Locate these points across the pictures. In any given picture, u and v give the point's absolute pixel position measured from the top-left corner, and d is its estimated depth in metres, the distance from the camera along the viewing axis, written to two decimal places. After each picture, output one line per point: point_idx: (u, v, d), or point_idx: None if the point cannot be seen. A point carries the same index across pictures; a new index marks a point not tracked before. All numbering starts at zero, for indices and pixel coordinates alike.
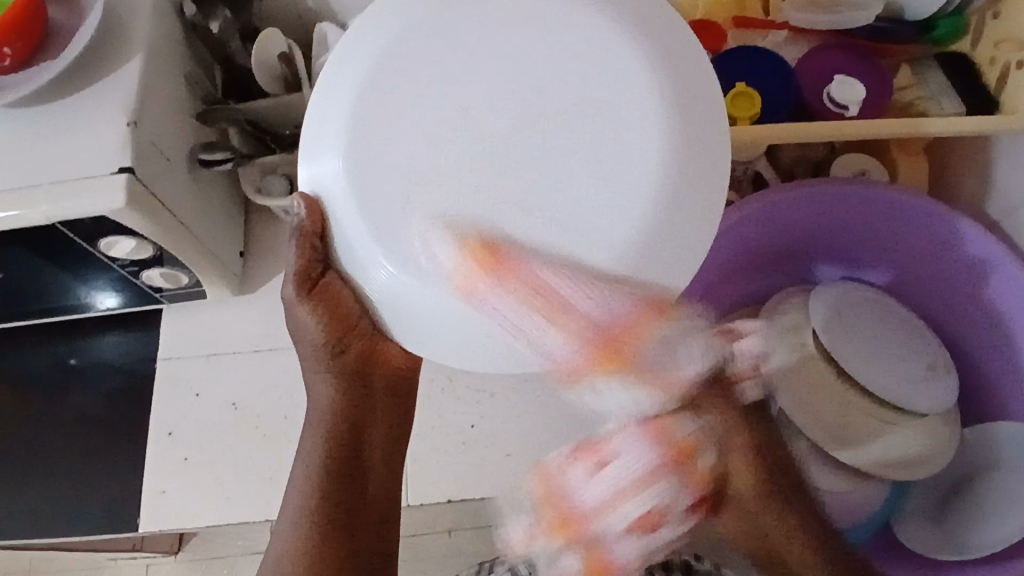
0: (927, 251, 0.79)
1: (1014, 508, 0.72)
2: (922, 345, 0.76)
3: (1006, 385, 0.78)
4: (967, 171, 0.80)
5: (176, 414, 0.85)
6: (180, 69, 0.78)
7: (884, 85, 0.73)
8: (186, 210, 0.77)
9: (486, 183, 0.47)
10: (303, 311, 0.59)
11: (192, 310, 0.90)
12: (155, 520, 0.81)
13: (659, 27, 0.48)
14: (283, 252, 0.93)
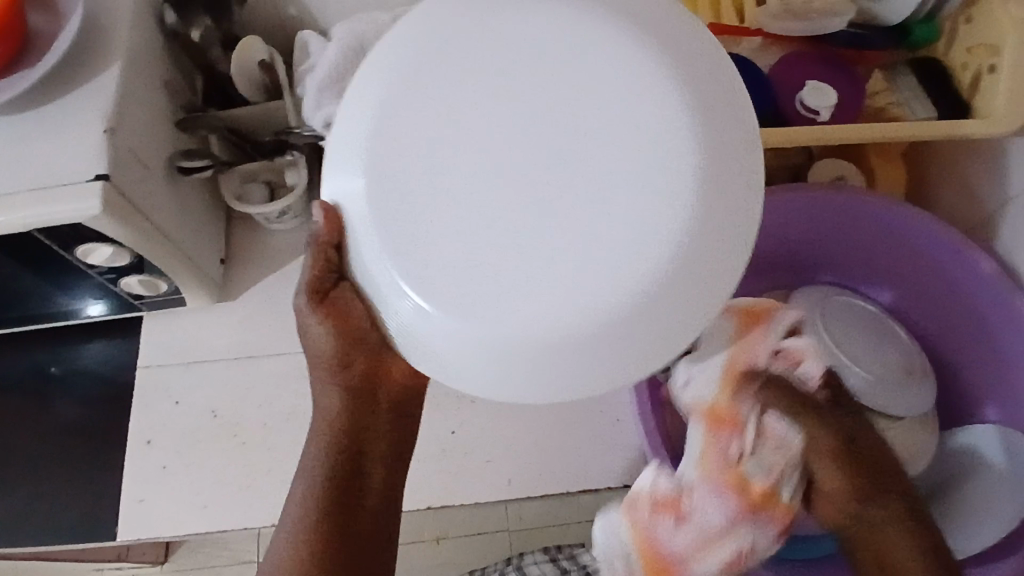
0: (923, 270, 0.79)
1: (996, 511, 0.71)
2: (901, 349, 0.75)
3: (984, 391, 0.79)
4: (944, 176, 0.81)
5: (156, 423, 0.84)
6: (160, 77, 0.78)
7: (856, 91, 0.74)
8: (164, 217, 0.76)
9: (516, 198, 0.45)
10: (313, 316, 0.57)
11: (173, 318, 0.90)
12: (131, 529, 0.80)
13: (691, 52, 0.47)
14: (265, 259, 0.94)
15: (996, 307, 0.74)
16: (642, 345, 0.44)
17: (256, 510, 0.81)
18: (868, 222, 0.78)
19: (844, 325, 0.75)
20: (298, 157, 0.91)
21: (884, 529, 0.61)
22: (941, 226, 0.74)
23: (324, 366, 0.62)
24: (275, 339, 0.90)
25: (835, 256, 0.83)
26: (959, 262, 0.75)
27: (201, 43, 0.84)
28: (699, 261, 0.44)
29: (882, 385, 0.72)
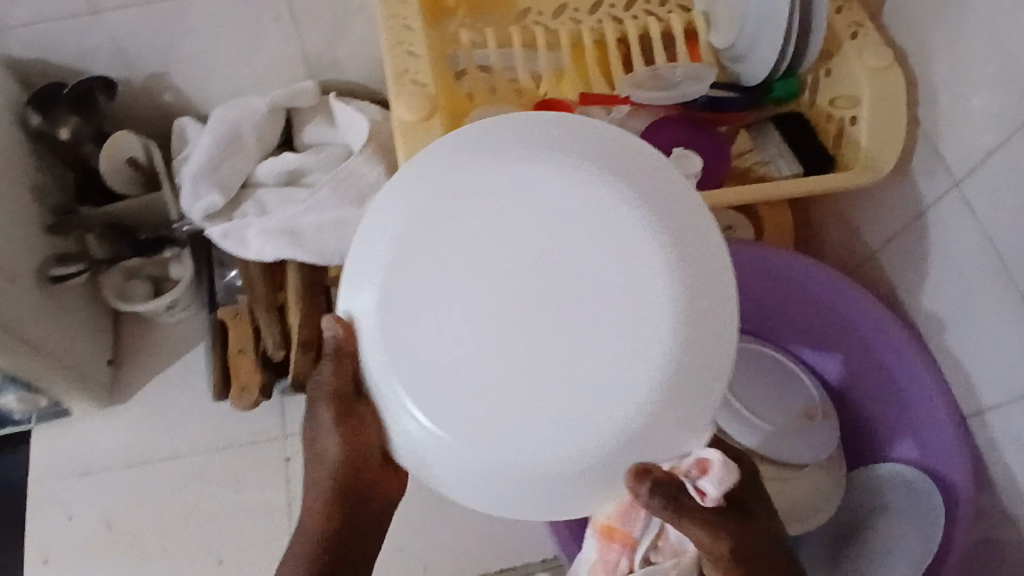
0: (839, 332, 0.85)
1: (899, 542, 0.77)
2: (805, 396, 0.85)
3: (884, 430, 0.84)
4: (829, 219, 0.89)
5: (47, 538, 0.85)
6: (30, 186, 0.78)
7: (720, 153, 0.75)
8: (32, 327, 0.73)
9: (484, 341, 0.44)
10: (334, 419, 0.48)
11: (71, 424, 0.89)
12: None
13: (647, 172, 0.46)
14: (156, 354, 0.91)
15: (900, 370, 0.80)
16: (649, 454, 0.44)
17: None
18: (784, 275, 0.84)
19: (750, 380, 0.84)
20: (182, 251, 0.87)
21: None
22: (852, 289, 0.80)
23: (326, 472, 0.49)
24: (172, 440, 0.88)
25: (766, 306, 0.89)
26: (867, 326, 0.81)
27: (70, 140, 0.79)
28: (677, 407, 0.43)
29: (784, 436, 0.81)
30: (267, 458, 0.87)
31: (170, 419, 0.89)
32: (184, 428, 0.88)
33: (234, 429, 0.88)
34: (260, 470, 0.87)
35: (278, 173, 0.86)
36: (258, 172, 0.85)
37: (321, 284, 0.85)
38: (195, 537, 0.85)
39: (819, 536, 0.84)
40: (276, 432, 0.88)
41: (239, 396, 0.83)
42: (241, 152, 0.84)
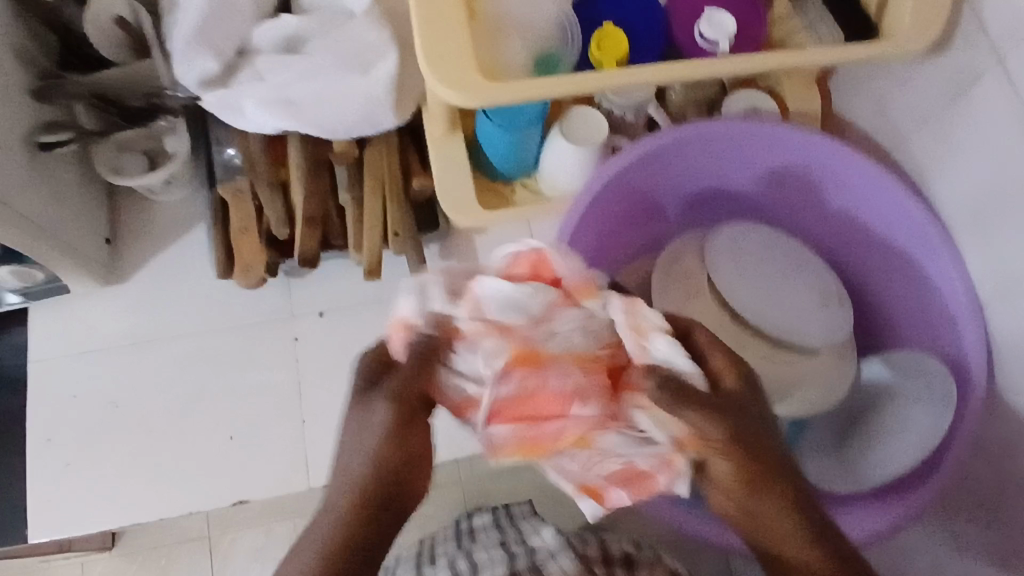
0: (821, 189, 0.84)
1: (912, 434, 0.76)
2: (818, 280, 0.83)
3: (900, 318, 0.85)
4: (860, 103, 0.87)
5: (51, 418, 0.81)
6: (8, 44, 0.73)
7: (754, 15, 0.68)
8: (21, 196, 0.71)
9: None
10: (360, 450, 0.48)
11: (60, 304, 0.85)
12: (41, 528, 0.78)
13: None
14: (153, 235, 0.87)
15: (884, 212, 0.81)
16: None
17: (174, 487, 0.79)
18: (760, 145, 0.81)
19: (753, 260, 0.83)
20: (176, 121, 0.83)
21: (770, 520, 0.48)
22: (841, 147, 0.78)
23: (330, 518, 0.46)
24: (176, 320, 0.85)
25: (726, 184, 0.87)
26: (855, 175, 0.80)
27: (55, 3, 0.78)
28: None
29: (800, 323, 0.80)
30: (275, 336, 0.85)
31: (175, 300, 0.85)
32: (188, 309, 0.85)
33: (240, 309, 0.85)
34: (269, 349, 0.84)
35: (274, 38, 0.80)
36: (257, 36, 0.79)
37: (325, 160, 0.82)
38: (208, 418, 0.82)
39: (825, 429, 0.84)
40: (283, 311, 0.85)
41: (243, 275, 0.81)
42: (231, 15, 0.78)
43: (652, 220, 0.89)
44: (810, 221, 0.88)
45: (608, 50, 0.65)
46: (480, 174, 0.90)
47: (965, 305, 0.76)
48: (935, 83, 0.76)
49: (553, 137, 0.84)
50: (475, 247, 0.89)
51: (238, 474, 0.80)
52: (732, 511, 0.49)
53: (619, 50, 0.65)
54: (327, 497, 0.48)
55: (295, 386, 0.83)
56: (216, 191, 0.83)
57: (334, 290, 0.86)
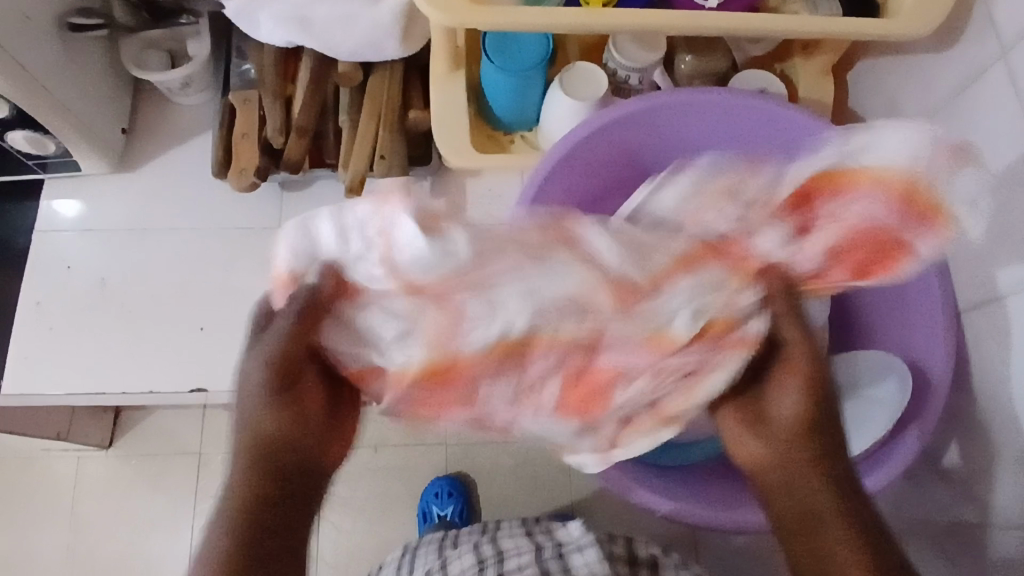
0: None
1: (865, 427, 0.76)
2: None
3: (882, 319, 0.82)
4: (871, 96, 0.85)
5: (46, 284, 0.86)
6: None
7: None
8: (48, 71, 0.77)
9: None
10: (258, 431, 0.53)
11: (70, 183, 0.90)
12: (17, 383, 0.83)
13: None
14: (166, 133, 0.92)
15: None
16: None
17: (143, 366, 0.84)
18: (755, 122, 0.80)
19: None
20: (199, 22, 0.88)
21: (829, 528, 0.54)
22: (838, 134, 0.76)
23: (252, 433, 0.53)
24: (172, 215, 0.89)
25: None
26: None
27: None
28: None
29: None
30: (259, 244, 0.88)
31: (175, 196, 0.90)
32: (187, 207, 0.90)
33: (233, 214, 0.89)
34: (252, 254, 0.88)
35: None
36: None
37: (329, 79, 0.85)
38: (185, 308, 0.86)
39: None
40: (270, 222, 0.89)
41: (235, 177, 0.84)
42: None
43: (641, 184, 0.90)
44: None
45: None
46: (481, 120, 0.91)
47: (935, 287, 0.74)
48: (943, 77, 0.73)
49: (553, 91, 0.83)
50: (464, 189, 0.91)
51: (203, 364, 0.84)
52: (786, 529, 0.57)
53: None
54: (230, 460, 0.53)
55: (269, 293, 0.87)
56: (227, 98, 0.88)
57: (324, 210, 0.90)
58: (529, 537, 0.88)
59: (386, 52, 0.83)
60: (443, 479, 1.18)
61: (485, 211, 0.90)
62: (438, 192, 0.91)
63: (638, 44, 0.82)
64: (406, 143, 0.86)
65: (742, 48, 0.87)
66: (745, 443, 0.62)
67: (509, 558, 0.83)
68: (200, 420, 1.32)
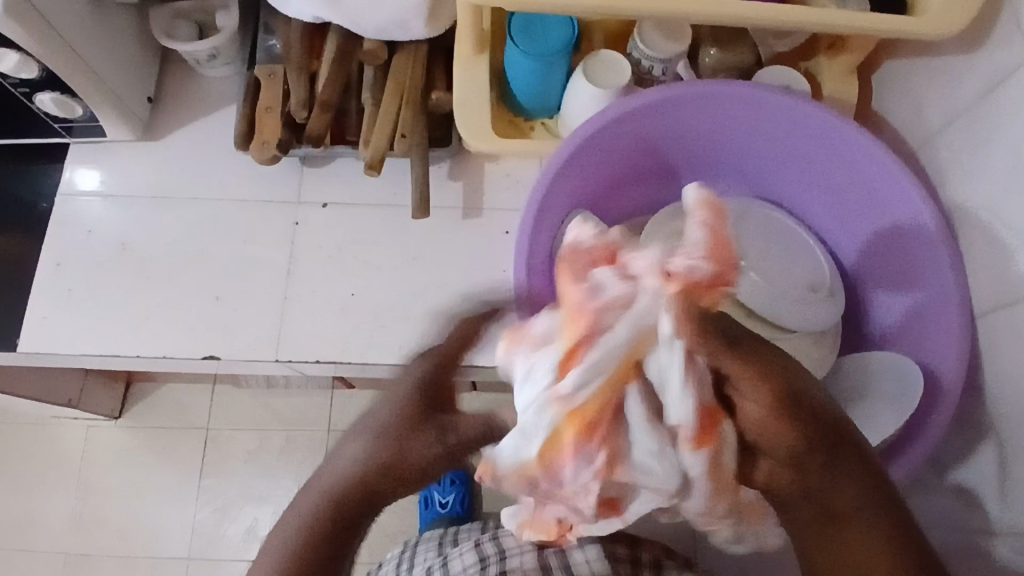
0: (834, 173, 0.82)
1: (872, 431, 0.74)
2: (814, 268, 0.82)
3: (895, 321, 0.82)
4: (896, 99, 0.84)
5: (67, 247, 0.88)
6: None
7: None
8: (80, 36, 0.78)
9: None
10: (381, 433, 0.52)
11: (95, 149, 0.91)
12: (34, 343, 0.84)
13: None
14: (192, 105, 0.93)
15: (894, 208, 0.78)
16: None
17: (158, 334, 0.85)
18: (777, 117, 0.80)
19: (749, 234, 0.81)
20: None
21: (849, 532, 0.52)
22: (859, 133, 0.76)
23: (376, 449, 0.52)
24: (193, 185, 0.90)
25: (740, 152, 0.86)
26: (869, 165, 0.77)
27: None
28: None
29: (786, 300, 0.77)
30: (277, 218, 0.89)
31: (197, 167, 0.91)
32: (207, 178, 0.91)
33: (254, 186, 0.90)
34: (270, 227, 0.89)
35: None
36: None
37: (353, 56, 0.86)
38: (201, 278, 0.87)
39: None
40: (289, 197, 0.90)
41: (258, 149, 0.84)
42: None
43: (660, 176, 0.90)
44: (808, 192, 0.87)
45: None
46: (502, 105, 0.91)
47: (949, 291, 0.74)
48: (969, 81, 0.72)
49: (576, 79, 0.84)
50: (482, 173, 0.91)
51: (216, 334, 0.85)
52: (798, 536, 0.55)
53: None
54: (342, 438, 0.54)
55: (285, 267, 0.87)
56: (253, 71, 0.89)
57: (343, 188, 0.90)
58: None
59: (411, 32, 0.83)
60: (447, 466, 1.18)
61: (503, 196, 0.91)
62: (456, 175, 0.91)
63: (662, 34, 0.83)
64: (427, 124, 0.86)
65: (767, 44, 0.86)
66: (762, 467, 0.53)
67: (511, 557, 0.82)
68: (210, 396, 1.33)
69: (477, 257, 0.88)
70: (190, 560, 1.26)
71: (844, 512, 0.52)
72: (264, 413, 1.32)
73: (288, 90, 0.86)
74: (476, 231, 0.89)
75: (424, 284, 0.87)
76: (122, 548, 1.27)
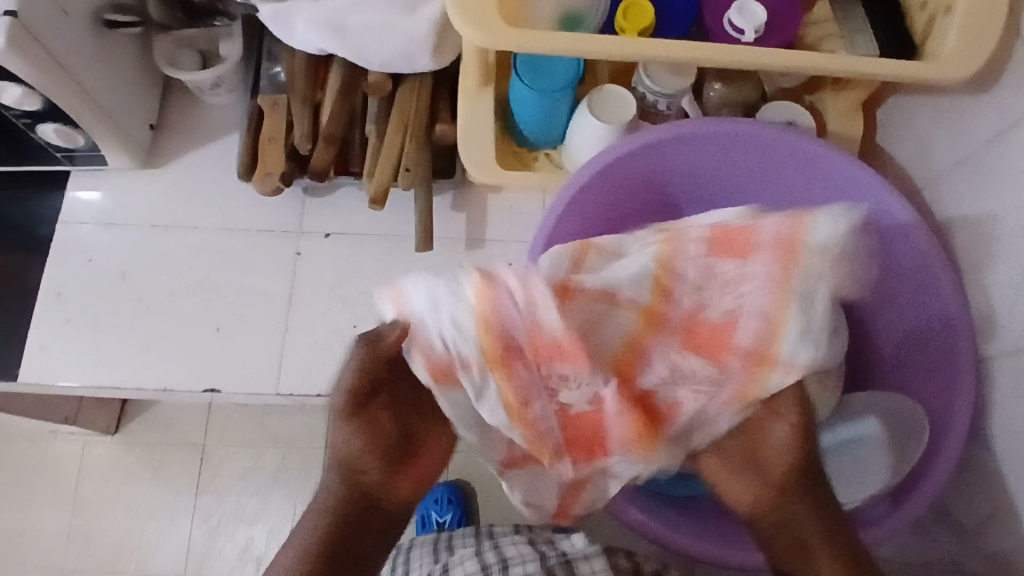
0: (838, 209, 0.82)
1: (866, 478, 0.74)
2: None
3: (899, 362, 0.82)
4: (902, 136, 0.84)
5: (66, 275, 0.87)
6: None
7: (789, 14, 0.72)
8: (82, 67, 0.78)
9: None
10: (335, 450, 0.59)
11: (95, 175, 0.91)
12: (31, 372, 0.84)
13: None
14: (194, 132, 0.93)
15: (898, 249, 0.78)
16: None
17: (158, 364, 0.84)
18: (784, 154, 0.79)
19: None
20: (233, 25, 0.89)
21: (820, 556, 0.63)
22: (865, 173, 0.75)
23: (336, 461, 0.59)
24: (193, 213, 0.90)
25: (745, 187, 0.86)
26: (874, 205, 0.77)
27: None
28: None
29: None
30: (278, 247, 0.89)
31: (198, 194, 0.91)
32: (208, 206, 0.90)
33: (255, 214, 0.90)
34: (271, 256, 0.88)
35: None
36: None
37: (358, 88, 0.86)
38: (201, 307, 0.87)
39: None
40: (291, 227, 0.89)
41: (261, 180, 0.84)
42: None
43: (663, 210, 0.90)
44: None
45: (632, 21, 0.70)
46: (506, 136, 0.91)
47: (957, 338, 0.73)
48: (975, 125, 0.72)
49: (581, 114, 0.83)
50: (485, 205, 0.91)
51: (215, 365, 0.84)
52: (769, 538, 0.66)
53: (644, 22, 0.70)
54: (318, 483, 0.60)
55: (285, 297, 0.87)
56: (256, 100, 0.89)
57: (345, 218, 0.90)
58: (532, 545, 0.88)
59: (417, 64, 0.83)
60: (444, 486, 1.17)
61: (506, 228, 0.90)
62: (459, 207, 0.90)
63: (668, 69, 0.82)
64: (430, 157, 0.86)
65: (773, 81, 0.86)
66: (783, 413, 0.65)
67: (514, 565, 0.83)
68: (206, 413, 1.32)
69: None
70: None
71: (815, 516, 0.64)
72: (261, 431, 1.31)
73: (291, 119, 0.86)
74: (478, 262, 0.88)
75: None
76: (116, 567, 1.26)
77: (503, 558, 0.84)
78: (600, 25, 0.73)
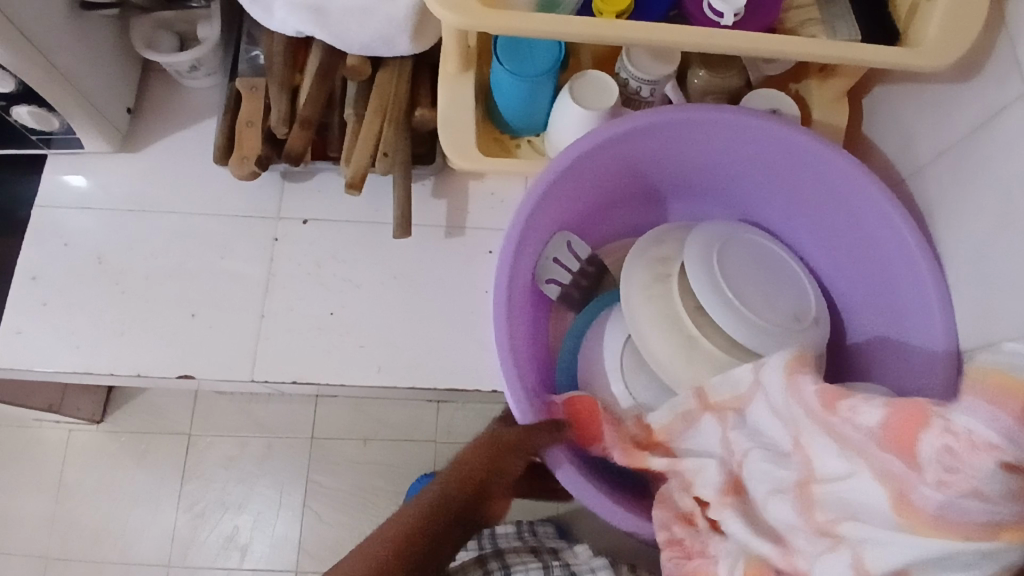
0: (823, 199, 0.81)
1: None
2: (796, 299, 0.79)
3: (880, 351, 0.82)
4: (887, 126, 0.83)
5: (43, 259, 0.86)
6: None
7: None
8: (58, 48, 0.77)
9: None
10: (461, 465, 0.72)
11: (73, 159, 0.90)
12: (6, 356, 0.83)
13: None
14: (173, 116, 0.92)
15: (881, 239, 0.77)
16: None
17: (134, 350, 0.83)
18: (768, 143, 0.78)
19: (738, 268, 0.78)
20: (211, 6, 0.88)
21: None
22: (848, 162, 0.74)
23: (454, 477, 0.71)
24: (172, 198, 0.89)
25: (731, 175, 0.85)
26: (857, 194, 0.76)
27: None
28: None
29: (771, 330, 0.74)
30: (257, 234, 0.88)
31: (177, 178, 0.90)
32: (187, 190, 0.89)
33: (234, 200, 0.89)
34: (249, 242, 0.87)
35: None
36: None
37: (337, 72, 0.85)
38: (179, 293, 0.86)
39: None
40: (270, 212, 0.88)
41: (238, 164, 0.83)
42: None
43: (645, 198, 0.89)
44: (796, 223, 0.87)
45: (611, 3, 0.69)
46: (488, 122, 0.90)
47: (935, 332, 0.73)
48: (959, 114, 0.71)
49: (562, 100, 0.82)
50: (467, 191, 0.90)
51: (192, 351, 0.84)
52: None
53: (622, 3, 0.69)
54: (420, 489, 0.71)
55: (262, 282, 0.86)
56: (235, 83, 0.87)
57: (325, 203, 0.89)
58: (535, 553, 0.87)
59: (396, 48, 0.82)
60: None
61: (487, 215, 0.89)
62: (440, 193, 0.89)
63: (650, 54, 0.81)
64: (410, 142, 0.85)
65: (758, 68, 0.85)
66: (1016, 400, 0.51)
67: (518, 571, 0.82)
68: (191, 402, 1.31)
69: (458, 278, 0.87)
70: (169, 568, 1.25)
71: None
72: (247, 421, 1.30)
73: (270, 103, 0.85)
74: (459, 250, 0.87)
75: (404, 304, 0.86)
76: (99, 555, 1.26)
77: (506, 564, 0.83)
78: (577, 8, 0.72)
